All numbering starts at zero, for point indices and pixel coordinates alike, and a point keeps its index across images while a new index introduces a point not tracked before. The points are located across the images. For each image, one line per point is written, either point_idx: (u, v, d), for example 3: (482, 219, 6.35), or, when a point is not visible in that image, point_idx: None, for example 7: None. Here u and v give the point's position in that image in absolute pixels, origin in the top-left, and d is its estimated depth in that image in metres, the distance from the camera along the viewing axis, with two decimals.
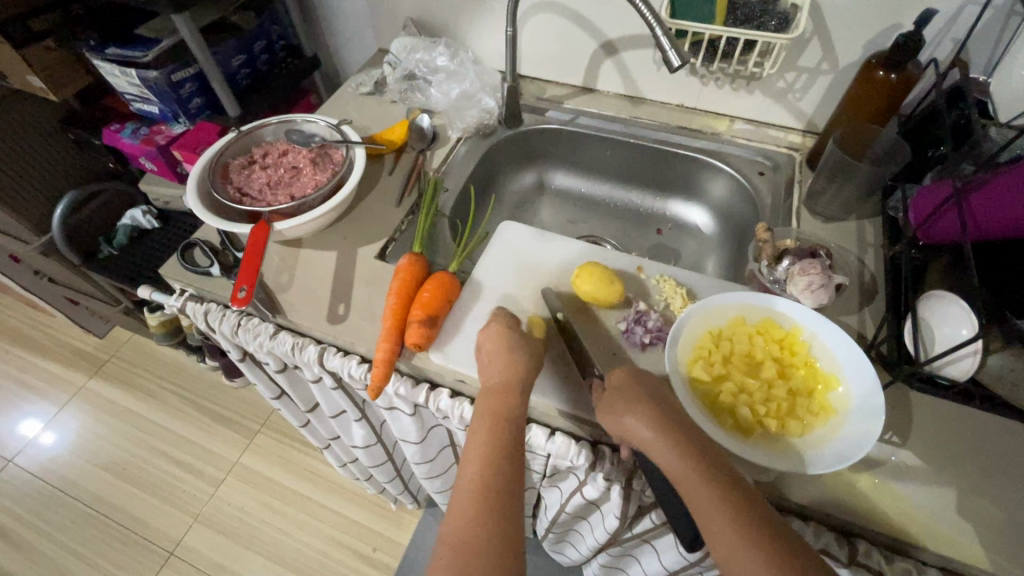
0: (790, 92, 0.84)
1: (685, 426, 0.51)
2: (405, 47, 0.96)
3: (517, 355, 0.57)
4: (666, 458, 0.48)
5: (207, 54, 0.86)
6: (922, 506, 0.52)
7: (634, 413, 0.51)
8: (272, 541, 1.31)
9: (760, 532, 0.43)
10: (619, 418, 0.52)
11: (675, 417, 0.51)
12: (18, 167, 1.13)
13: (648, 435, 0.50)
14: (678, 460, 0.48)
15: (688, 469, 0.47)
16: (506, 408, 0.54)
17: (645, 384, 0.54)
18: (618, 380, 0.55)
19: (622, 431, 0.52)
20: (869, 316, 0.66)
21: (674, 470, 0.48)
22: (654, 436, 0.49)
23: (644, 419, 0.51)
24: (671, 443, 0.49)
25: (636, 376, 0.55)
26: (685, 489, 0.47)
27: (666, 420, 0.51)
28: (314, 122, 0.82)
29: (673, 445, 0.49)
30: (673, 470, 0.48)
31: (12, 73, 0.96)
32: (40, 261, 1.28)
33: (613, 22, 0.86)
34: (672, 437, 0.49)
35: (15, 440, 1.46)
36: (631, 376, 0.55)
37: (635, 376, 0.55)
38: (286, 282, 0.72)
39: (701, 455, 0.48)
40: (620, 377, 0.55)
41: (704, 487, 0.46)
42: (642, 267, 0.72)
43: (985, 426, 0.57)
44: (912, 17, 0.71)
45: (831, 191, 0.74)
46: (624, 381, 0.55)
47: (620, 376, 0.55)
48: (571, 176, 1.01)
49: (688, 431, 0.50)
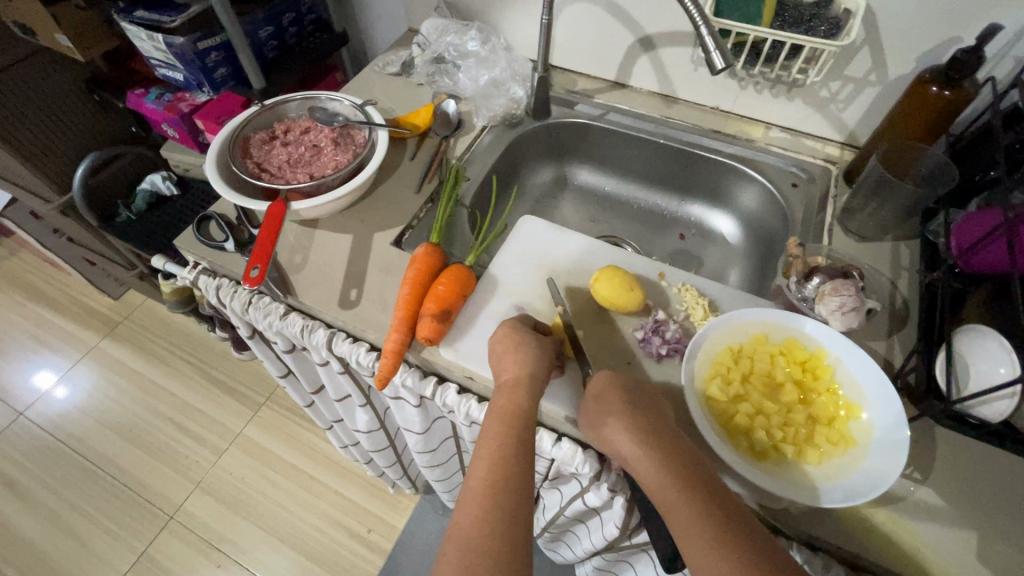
0: (832, 102, 0.80)
1: (676, 442, 0.49)
2: (436, 28, 0.93)
3: (532, 353, 0.56)
4: (663, 476, 0.46)
5: (235, 23, 0.85)
6: (940, 547, 0.50)
7: (636, 423, 0.50)
8: (270, 514, 1.33)
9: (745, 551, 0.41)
10: (602, 429, 0.52)
11: (675, 437, 0.50)
12: (40, 124, 1.12)
13: (644, 448, 0.48)
14: (677, 478, 0.46)
15: (683, 487, 0.45)
16: (518, 407, 0.52)
17: (650, 401, 0.54)
18: (612, 390, 0.54)
19: (605, 442, 0.52)
20: (898, 343, 0.63)
21: (656, 486, 0.46)
22: (636, 450, 0.49)
23: (632, 431, 0.49)
24: (660, 457, 0.48)
25: (624, 385, 0.54)
26: (674, 505, 0.44)
27: (657, 436, 0.49)
28: (337, 101, 0.80)
29: (672, 463, 0.47)
30: (667, 487, 0.46)
31: (39, 30, 0.95)
32: (59, 221, 1.29)
33: (653, 15, 0.82)
34: (666, 452, 0.48)
35: (28, 393, 1.49)
36: (633, 386, 0.54)
37: (637, 389, 0.54)
38: (300, 262, 0.71)
39: (695, 471, 0.47)
40: (600, 383, 0.55)
41: (685, 500, 0.44)
42: (663, 273, 0.70)
43: (1012, 468, 0.55)
44: (974, 31, 0.67)
45: (868, 209, 0.70)
46: (602, 388, 0.54)
47: (597, 382, 0.55)
48: (596, 173, 0.99)
49: (684, 451, 0.49)
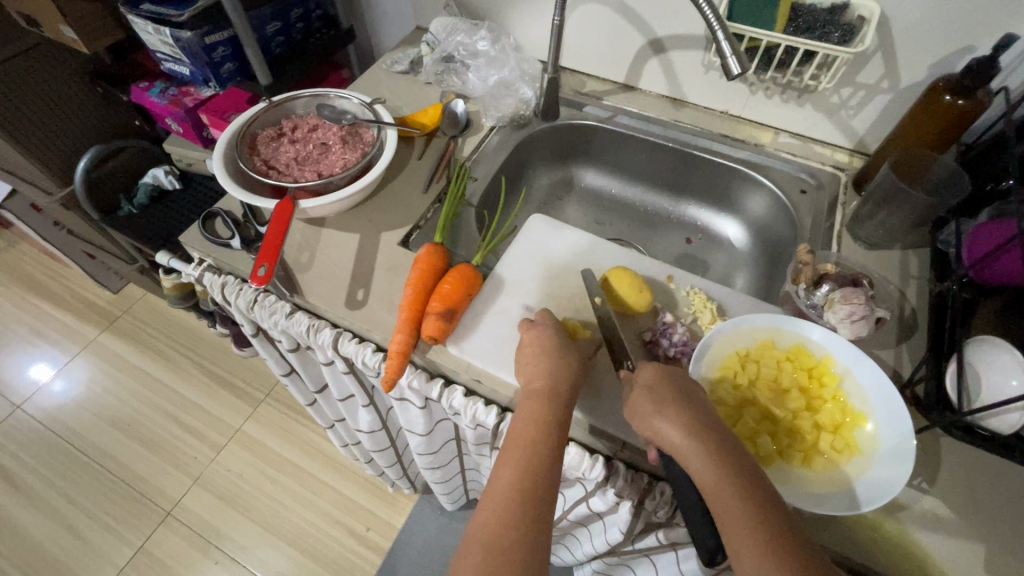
0: (843, 108, 0.80)
1: (723, 435, 0.48)
2: (446, 27, 0.92)
3: (559, 361, 0.55)
4: (724, 496, 0.44)
5: (243, 19, 0.84)
6: (948, 559, 0.50)
7: (684, 431, 0.48)
8: (269, 511, 1.32)
9: (789, 555, 0.41)
10: (651, 420, 0.50)
11: (728, 443, 0.48)
12: (43, 116, 1.12)
13: (701, 464, 0.46)
14: (737, 498, 0.44)
15: (743, 508, 0.43)
16: (539, 416, 0.51)
17: (693, 402, 0.51)
18: (664, 390, 0.52)
19: (652, 433, 0.50)
20: (907, 352, 0.63)
21: (704, 479, 0.46)
22: (687, 442, 0.47)
23: (676, 423, 0.48)
24: (703, 449, 0.47)
25: (676, 384, 0.52)
26: (727, 525, 0.43)
27: (704, 426, 0.48)
28: (345, 98, 0.79)
29: (731, 480, 0.45)
30: (726, 507, 0.44)
31: (45, 22, 0.94)
32: (60, 213, 1.28)
33: (665, 19, 0.82)
34: (720, 458, 0.46)
35: (26, 385, 1.49)
36: (675, 387, 0.52)
37: (680, 389, 0.52)
38: (307, 261, 0.70)
39: (739, 473, 0.45)
40: (650, 374, 0.54)
41: (737, 502, 0.43)
42: (672, 276, 0.70)
43: (1019, 479, 0.54)
44: (988, 41, 0.67)
45: (878, 217, 0.70)
46: (656, 379, 0.53)
47: (651, 373, 0.53)
48: (602, 175, 0.99)
49: (738, 454, 0.47)
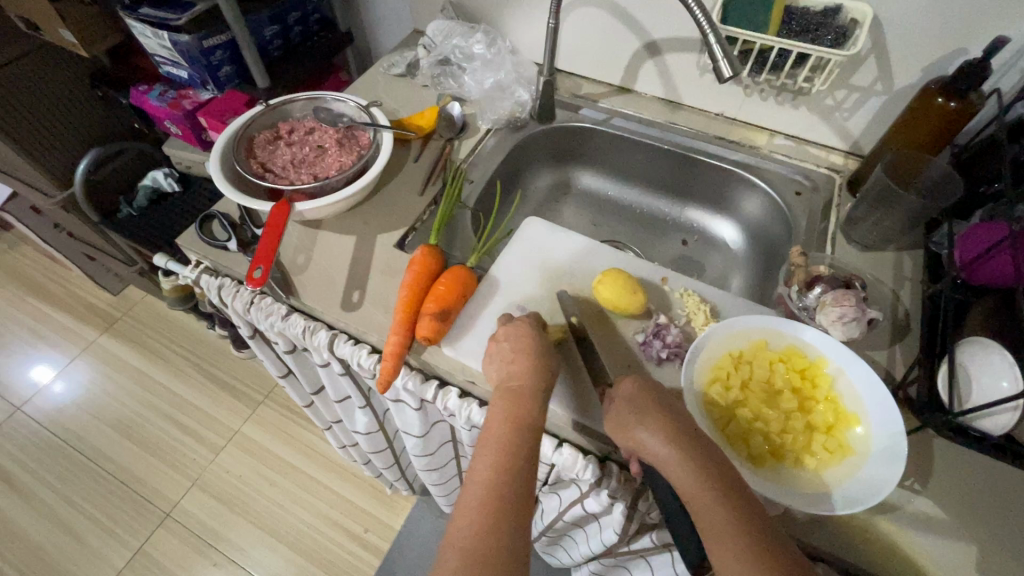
0: (838, 110, 0.80)
1: (703, 443, 0.49)
2: (442, 30, 0.93)
3: (547, 366, 0.55)
4: (706, 501, 0.45)
5: (241, 22, 0.85)
6: (939, 560, 0.50)
7: (665, 439, 0.48)
8: (268, 512, 1.32)
9: (770, 559, 0.41)
10: (631, 430, 0.50)
11: (708, 451, 0.48)
12: (43, 119, 1.12)
13: (683, 472, 0.47)
14: (719, 504, 0.44)
15: (725, 514, 0.44)
16: (514, 419, 0.52)
17: (672, 411, 0.51)
18: (644, 399, 0.52)
19: (633, 443, 0.50)
20: (900, 353, 0.63)
21: (685, 485, 0.46)
22: (667, 450, 0.48)
23: (657, 432, 0.49)
24: (684, 457, 0.47)
25: (657, 394, 0.53)
26: (708, 530, 0.43)
27: (684, 435, 0.49)
28: (341, 101, 0.79)
29: (712, 487, 0.45)
30: (707, 512, 0.44)
31: (44, 26, 0.95)
32: (60, 215, 1.28)
33: (660, 22, 0.83)
34: (701, 465, 0.47)
35: (27, 387, 1.49)
36: (652, 394, 0.53)
37: (657, 398, 0.52)
38: (303, 263, 0.71)
39: (721, 479, 0.46)
40: (627, 387, 0.54)
41: (719, 508, 0.44)
42: (666, 278, 0.70)
43: (1012, 481, 0.54)
44: (980, 43, 0.67)
45: (872, 219, 0.70)
46: (631, 391, 0.53)
47: (629, 386, 0.54)
48: (599, 177, 0.99)
49: (717, 461, 0.47)
